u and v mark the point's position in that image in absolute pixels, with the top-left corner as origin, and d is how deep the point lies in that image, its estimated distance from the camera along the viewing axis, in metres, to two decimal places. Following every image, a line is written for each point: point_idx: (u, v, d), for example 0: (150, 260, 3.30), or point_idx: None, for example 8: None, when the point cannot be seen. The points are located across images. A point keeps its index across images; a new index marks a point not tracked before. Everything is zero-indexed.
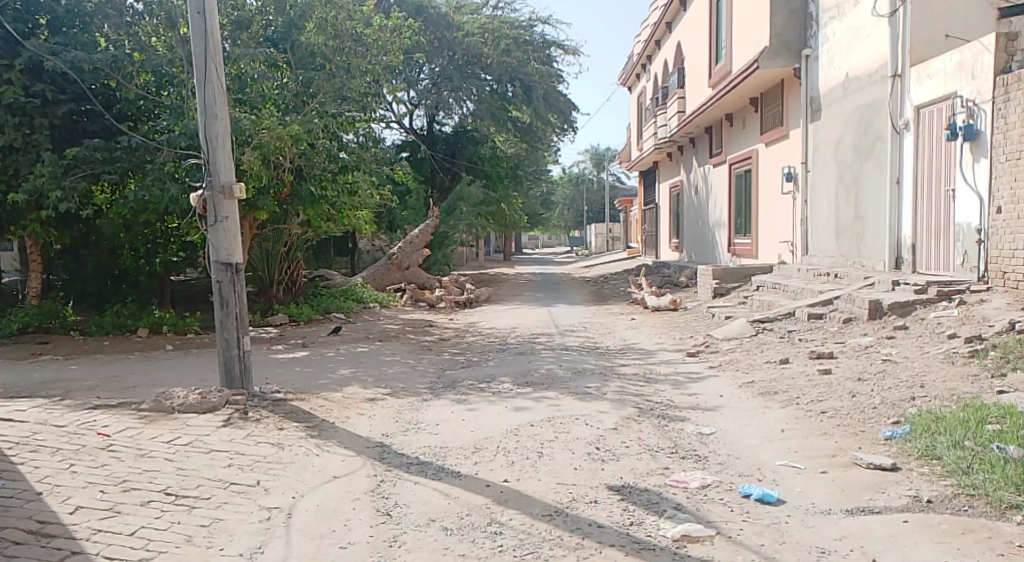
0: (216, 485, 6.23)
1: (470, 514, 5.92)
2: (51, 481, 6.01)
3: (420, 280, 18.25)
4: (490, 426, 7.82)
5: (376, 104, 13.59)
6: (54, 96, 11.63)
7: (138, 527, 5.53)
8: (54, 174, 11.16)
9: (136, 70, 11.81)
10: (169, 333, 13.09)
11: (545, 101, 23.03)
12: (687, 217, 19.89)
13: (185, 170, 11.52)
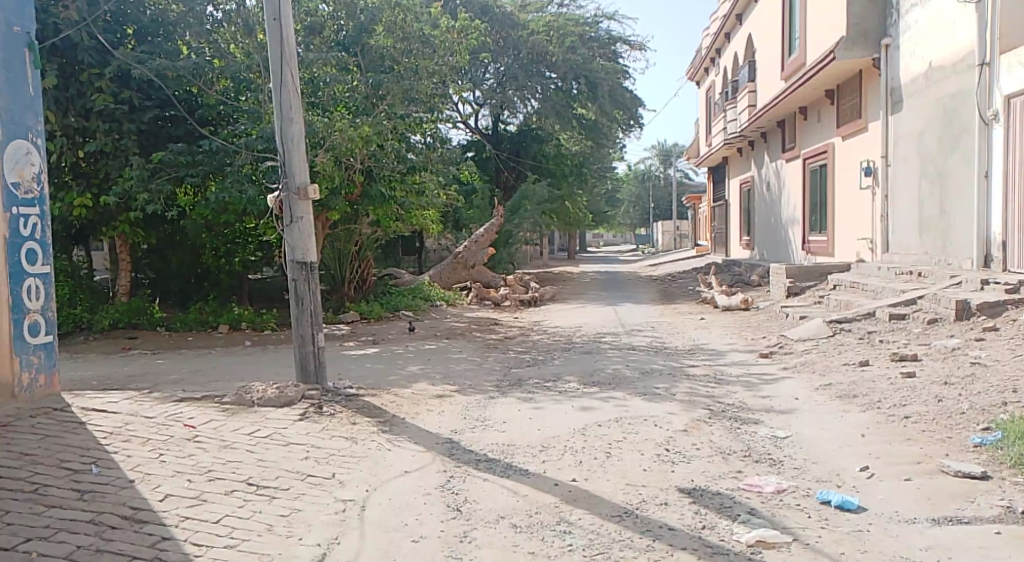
0: (294, 477, 6.37)
1: (539, 512, 5.93)
2: (143, 469, 6.17)
3: (485, 279, 18.33)
4: (558, 425, 7.82)
5: (444, 104, 13.67)
6: (140, 102, 12.02)
7: (222, 515, 5.65)
8: (141, 178, 11.55)
9: (215, 76, 12.18)
10: (247, 330, 13.46)
11: (611, 98, 22.77)
12: (759, 212, 19.55)
13: (262, 172, 11.92)
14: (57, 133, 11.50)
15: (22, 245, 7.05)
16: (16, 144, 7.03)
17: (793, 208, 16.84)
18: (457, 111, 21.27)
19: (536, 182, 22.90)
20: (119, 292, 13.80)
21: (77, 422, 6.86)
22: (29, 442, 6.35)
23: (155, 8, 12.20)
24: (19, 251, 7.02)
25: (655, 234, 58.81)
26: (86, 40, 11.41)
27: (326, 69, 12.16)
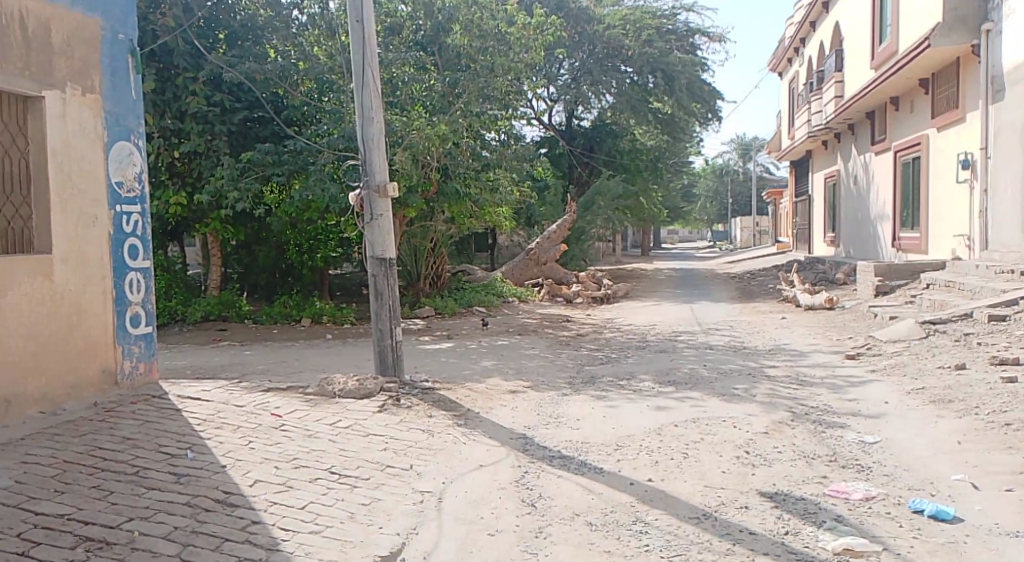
0: (374, 467, 6.48)
1: (614, 510, 5.86)
2: (234, 455, 6.32)
3: (557, 276, 18.25)
4: (633, 424, 7.73)
5: (518, 101, 13.69)
6: (231, 104, 12.49)
7: (307, 502, 5.74)
8: (230, 177, 12.00)
9: (300, 78, 12.58)
10: (328, 324, 13.71)
11: (688, 91, 22.34)
12: (845, 207, 19.01)
13: (342, 171, 12.20)
14: (155, 135, 12.11)
15: (125, 241, 7.28)
16: (120, 145, 7.27)
17: (882, 203, 16.34)
18: (532, 107, 21.28)
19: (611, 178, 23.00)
20: (210, 286, 14.24)
21: (174, 409, 7.07)
22: (131, 426, 6.51)
23: (245, 13, 12.71)
24: (122, 246, 7.25)
25: (733, 231, 57.66)
26: (182, 45, 12.02)
27: (404, 68, 12.31)
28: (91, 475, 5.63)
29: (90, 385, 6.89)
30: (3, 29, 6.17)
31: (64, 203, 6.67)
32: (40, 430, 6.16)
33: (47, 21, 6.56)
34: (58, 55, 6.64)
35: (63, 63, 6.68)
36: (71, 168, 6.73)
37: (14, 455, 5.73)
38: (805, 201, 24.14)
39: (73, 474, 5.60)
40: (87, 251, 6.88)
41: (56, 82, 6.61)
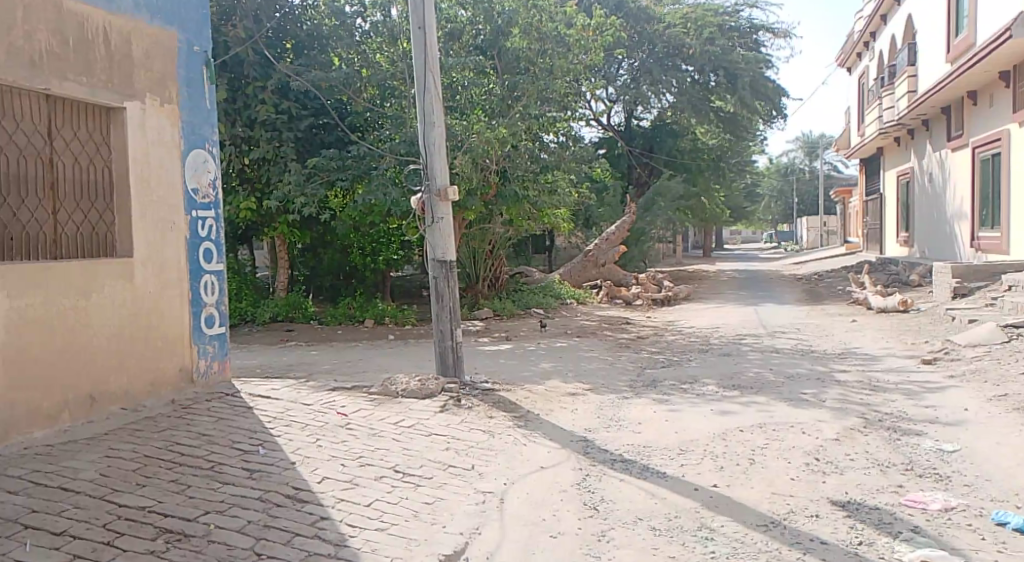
0: (437, 467, 6.49)
1: (679, 516, 5.74)
2: (303, 452, 6.38)
3: (616, 277, 18.13)
4: (697, 428, 7.58)
5: (577, 103, 13.68)
6: (297, 112, 12.77)
7: (373, 499, 5.76)
8: (298, 182, 12.25)
9: (363, 85, 12.63)
10: (390, 325, 13.85)
11: (752, 88, 21.78)
12: (920, 206, 18.46)
13: (404, 175, 12.35)
14: (227, 144, 12.49)
15: (200, 245, 7.40)
16: (195, 153, 7.40)
17: (959, 201, 15.81)
18: (590, 108, 21.17)
19: (673, 178, 22.85)
20: (278, 289, 14.56)
21: (246, 407, 7.18)
22: (206, 423, 6.61)
23: (311, 23, 13.07)
24: (197, 250, 7.37)
25: (798, 230, 56.50)
26: (252, 56, 12.45)
27: (464, 72, 12.37)
28: (170, 469, 5.65)
29: (168, 383, 7.02)
30: (87, 42, 6.33)
31: (144, 209, 6.80)
32: (122, 425, 6.26)
33: (128, 34, 6.71)
34: (138, 67, 6.79)
35: (143, 74, 6.83)
36: (150, 176, 6.87)
37: (98, 448, 5.76)
38: (876, 200, 23.50)
39: (153, 468, 5.62)
40: (166, 255, 7.00)
41: (136, 92, 6.75)
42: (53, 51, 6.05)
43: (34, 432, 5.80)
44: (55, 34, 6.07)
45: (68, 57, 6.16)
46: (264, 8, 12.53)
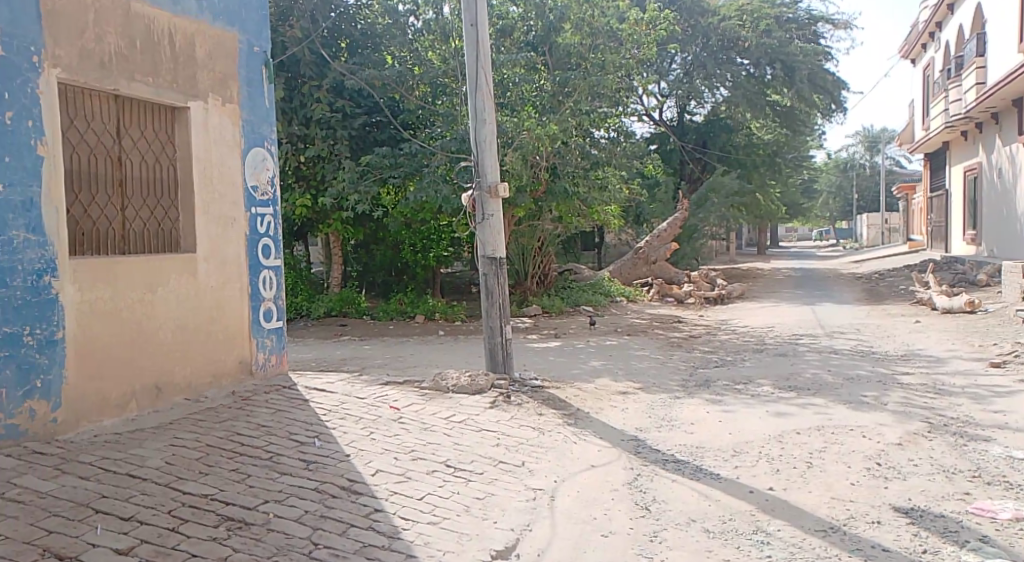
0: (488, 462, 6.47)
1: (734, 518, 5.61)
2: (357, 445, 6.40)
3: (668, 275, 17.94)
4: (752, 430, 7.43)
5: (627, 98, 13.62)
6: (352, 110, 12.90)
7: (426, 493, 5.75)
8: (352, 180, 12.39)
9: (416, 83, 12.74)
10: (440, 321, 13.89)
11: (809, 81, 21.39)
12: (989, 203, 17.90)
13: (455, 172, 12.36)
14: (284, 142, 12.78)
15: (259, 241, 7.48)
16: (255, 152, 7.46)
17: None
18: (642, 103, 20.93)
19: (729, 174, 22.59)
20: (332, 285, 14.76)
21: (302, 399, 7.24)
22: (264, 414, 6.67)
23: (365, 22, 13.15)
24: (257, 246, 7.45)
25: (858, 227, 55.13)
26: (309, 56, 12.59)
27: (514, 69, 12.27)
28: (231, 458, 5.70)
29: (228, 375, 7.13)
30: (153, 43, 6.42)
31: (207, 205, 6.89)
32: (185, 415, 6.35)
33: (191, 35, 6.79)
34: (201, 67, 6.86)
35: (206, 75, 6.91)
36: (212, 173, 6.95)
37: (163, 437, 5.83)
38: (942, 194, 22.76)
39: (215, 457, 5.68)
40: (227, 251, 7.10)
41: (199, 92, 6.83)
42: (122, 53, 6.15)
43: (104, 420, 5.88)
44: (123, 36, 6.16)
45: (135, 58, 6.26)
46: (320, 8, 12.66)
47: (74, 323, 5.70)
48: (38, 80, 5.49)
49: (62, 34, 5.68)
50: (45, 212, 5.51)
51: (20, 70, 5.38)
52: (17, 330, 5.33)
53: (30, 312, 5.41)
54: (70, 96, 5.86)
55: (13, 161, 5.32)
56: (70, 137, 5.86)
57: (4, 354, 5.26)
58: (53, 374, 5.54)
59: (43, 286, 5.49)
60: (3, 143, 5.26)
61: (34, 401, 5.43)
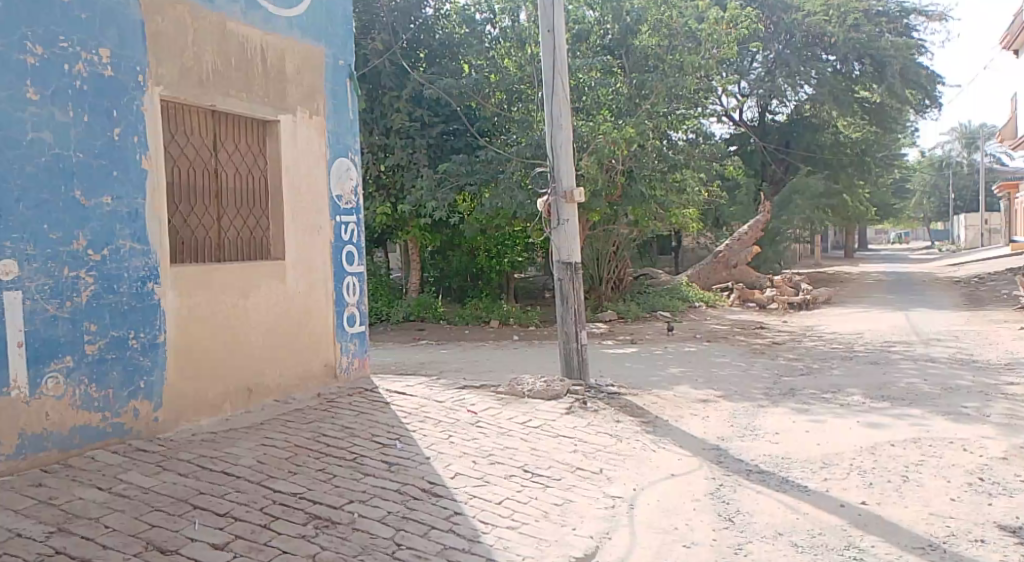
0: (565, 469, 6.36)
1: (823, 533, 5.35)
2: (437, 448, 6.37)
3: (749, 279, 17.55)
4: (841, 441, 7.12)
5: (707, 98, 13.41)
6: (430, 119, 13.08)
7: (505, 498, 5.67)
8: (429, 187, 12.49)
9: (492, 90, 12.71)
10: (515, 325, 13.85)
11: (902, 76, 20.48)
12: None
13: (531, 178, 12.30)
14: (364, 151, 13.04)
15: (343, 248, 7.54)
16: (340, 162, 7.52)
17: None
18: (722, 102, 20.46)
19: (813, 176, 21.97)
20: (411, 291, 14.94)
21: (384, 403, 7.25)
22: (348, 416, 6.70)
23: (443, 32, 13.32)
24: (341, 253, 7.51)
25: (956, 230, 52.68)
26: (390, 68, 12.84)
27: (590, 73, 12.21)
28: (318, 459, 5.73)
29: (315, 377, 7.19)
30: (247, 61, 6.53)
31: (295, 213, 6.99)
32: (274, 416, 6.42)
33: (282, 52, 6.89)
34: (291, 82, 6.96)
35: (295, 89, 7.00)
36: (301, 183, 7.04)
37: (255, 437, 5.91)
38: None
39: (303, 457, 5.72)
40: (314, 257, 7.18)
41: (289, 106, 6.93)
42: (219, 70, 6.27)
43: (200, 420, 5.98)
44: (220, 54, 6.28)
45: (231, 76, 6.37)
46: (400, 21, 12.93)
47: (174, 327, 5.82)
48: (143, 97, 5.62)
49: (165, 54, 5.81)
50: (148, 223, 5.64)
51: (127, 88, 5.52)
52: (124, 334, 5.46)
53: (135, 317, 5.53)
54: (171, 111, 5.99)
55: (120, 175, 5.46)
56: (171, 151, 5.99)
57: (112, 356, 5.38)
58: (155, 375, 5.67)
59: (148, 292, 5.63)
60: (111, 158, 5.40)
61: (138, 402, 5.55)
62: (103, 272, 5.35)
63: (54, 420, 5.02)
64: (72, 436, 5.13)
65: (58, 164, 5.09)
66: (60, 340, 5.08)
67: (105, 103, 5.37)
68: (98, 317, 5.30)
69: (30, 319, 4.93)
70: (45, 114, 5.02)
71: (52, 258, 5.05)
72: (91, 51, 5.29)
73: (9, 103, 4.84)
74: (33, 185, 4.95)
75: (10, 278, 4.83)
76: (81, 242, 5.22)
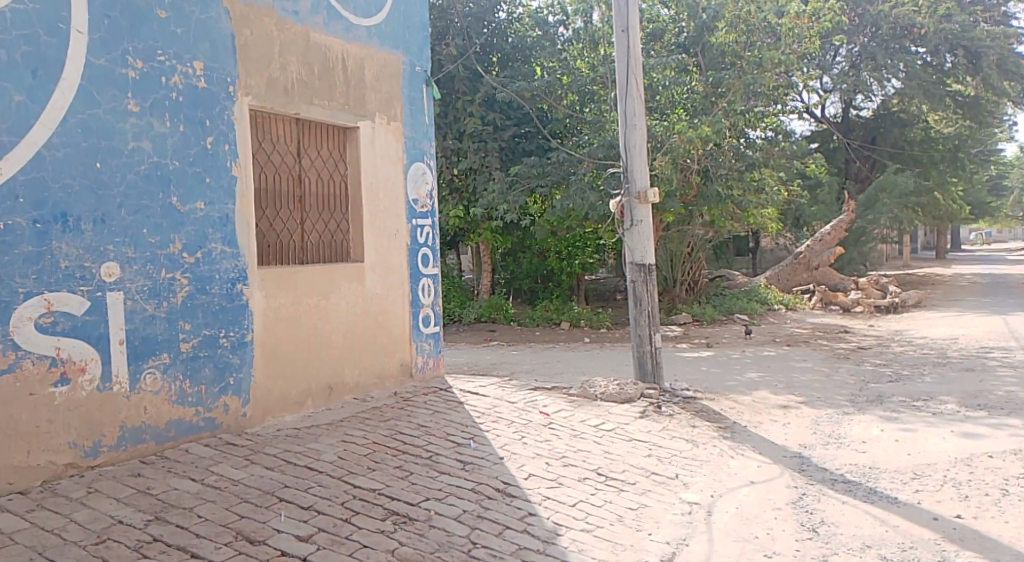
0: (640, 473, 6.20)
1: (915, 547, 5.06)
2: (511, 448, 6.29)
3: (831, 282, 16.99)
4: (933, 451, 6.76)
5: (787, 95, 12.95)
6: (502, 122, 13.02)
7: (579, 500, 5.55)
8: (501, 190, 12.47)
9: (564, 92, 12.61)
10: (586, 328, 13.66)
11: (999, 68, 19.34)
12: None
13: (603, 180, 12.09)
14: (437, 154, 13.11)
15: (419, 250, 7.53)
16: (416, 166, 7.51)
17: None
18: (802, 98, 19.86)
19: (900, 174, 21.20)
20: (482, 292, 14.97)
21: (459, 402, 7.20)
22: (424, 415, 6.67)
23: (516, 35, 13.28)
24: (417, 255, 7.50)
25: None
26: (463, 72, 12.87)
27: (664, 72, 11.94)
28: (395, 456, 5.70)
29: (391, 376, 7.19)
30: (329, 70, 6.58)
31: (374, 217, 6.99)
32: (354, 413, 6.43)
33: (362, 60, 6.91)
34: (370, 88, 6.98)
35: (373, 96, 7.02)
36: (379, 186, 7.06)
37: (336, 433, 5.92)
38: None
39: (381, 454, 5.70)
40: (391, 259, 7.18)
41: (368, 113, 6.95)
42: (303, 79, 6.32)
43: (285, 416, 6.03)
44: (304, 64, 6.33)
45: (314, 85, 6.42)
46: (473, 26, 12.92)
47: (261, 325, 5.88)
48: (233, 107, 5.70)
49: (253, 66, 5.88)
50: (237, 226, 5.71)
51: (218, 99, 5.59)
52: (215, 333, 5.53)
53: (226, 316, 5.61)
54: (259, 120, 6.06)
55: (212, 181, 5.54)
56: (258, 158, 6.05)
57: (205, 354, 5.46)
58: (243, 372, 5.73)
59: (237, 293, 5.70)
60: (204, 165, 5.47)
61: (228, 397, 5.61)
62: (196, 274, 5.43)
63: (152, 414, 5.11)
64: (168, 430, 5.21)
65: (156, 172, 5.18)
66: (157, 338, 5.17)
67: (198, 113, 5.45)
68: (192, 317, 5.38)
69: (130, 319, 5.02)
70: (144, 125, 5.12)
71: (150, 261, 5.14)
72: (186, 64, 5.37)
73: (112, 115, 4.94)
74: (132, 192, 5.05)
75: (112, 279, 4.93)
76: (176, 246, 5.31)
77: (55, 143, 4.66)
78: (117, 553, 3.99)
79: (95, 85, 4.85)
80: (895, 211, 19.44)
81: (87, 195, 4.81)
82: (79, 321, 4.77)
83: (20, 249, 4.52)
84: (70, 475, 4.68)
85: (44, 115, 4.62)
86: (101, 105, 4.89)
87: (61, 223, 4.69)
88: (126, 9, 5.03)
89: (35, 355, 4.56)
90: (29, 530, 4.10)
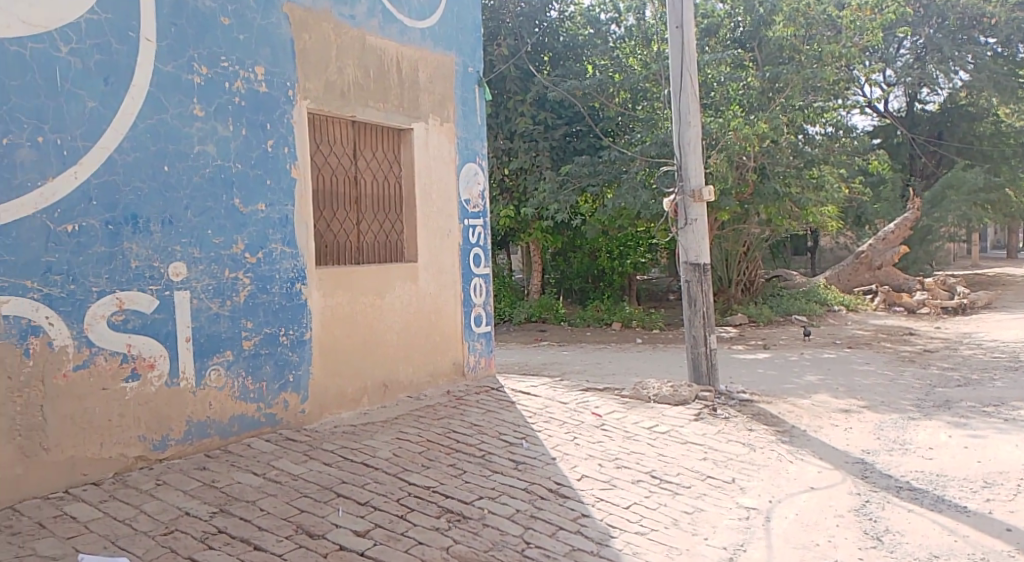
0: (695, 476, 6.03)
1: (986, 559, 4.82)
2: (563, 449, 6.18)
3: (894, 282, 16.47)
4: (1005, 459, 6.45)
5: (848, 89, 12.61)
6: (553, 122, 12.90)
7: (633, 503, 5.42)
8: (552, 190, 12.36)
9: (616, 90, 12.42)
10: (638, 328, 13.45)
11: None
12: None
13: (656, 177, 11.85)
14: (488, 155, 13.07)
15: (471, 251, 7.47)
16: (468, 167, 7.45)
17: None
18: (864, 93, 19.38)
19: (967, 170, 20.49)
20: (532, 292, 14.89)
21: (510, 402, 7.12)
22: (476, 414, 6.60)
23: (568, 34, 13.12)
24: (469, 255, 7.44)
25: None
26: (514, 72, 12.83)
27: (720, 68, 11.81)
28: (448, 454, 5.64)
29: (444, 375, 7.14)
30: (385, 73, 6.55)
31: (428, 217, 6.95)
32: (408, 411, 6.39)
33: (416, 62, 6.87)
34: (424, 90, 6.94)
35: (427, 99, 6.98)
36: (433, 187, 7.01)
37: (391, 431, 5.88)
38: None
39: (435, 452, 5.64)
40: (444, 258, 7.13)
41: (422, 115, 6.91)
42: (359, 84, 6.30)
43: (341, 413, 6.02)
44: (360, 69, 6.31)
45: (369, 88, 6.40)
46: (524, 25, 12.87)
47: (319, 324, 5.88)
48: (293, 111, 5.70)
49: (311, 70, 5.87)
50: (297, 227, 5.71)
51: (279, 103, 5.60)
52: (275, 331, 5.53)
53: (285, 315, 5.61)
54: (317, 123, 6.06)
55: (273, 184, 5.54)
56: (316, 160, 6.05)
57: (265, 351, 5.47)
58: (302, 370, 5.72)
59: (296, 292, 5.70)
60: (265, 168, 5.48)
61: (288, 394, 5.62)
62: (258, 273, 5.44)
63: (216, 410, 5.13)
64: (231, 425, 5.23)
65: (220, 175, 5.20)
66: (222, 336, 5.18)
67: (260, 118, 5.47)
68: (253, 315, 5.39)
69: (196, 318, 5.04)
70: (209, 129, 5.14)
71: (215, 261, 5.16)
72: (249, 69, 5.39)
73: (179, 120, 4.97)
74: (198, 194, 5.07)
75: (179, 279, 4.96)
76: (239, 246, 5.32)
77: (126, 147, 4.70)
78: (185, 543, 3.99)
79: (163, 90, 4.89)
80: (962, 209, 18.85)
81: (156, 198, 4.85)
82: (148, 319, 4.80)
83: (93, 250, 4.56)
84: (138, 467, 4.72)
85: (117, 119, 4.67)
86: (169, 110, 4.92)
87: (132, 224, 4.73)
88: (193, 17, 5.06)
89: (109, 351, 4.61)
90: (102, 520, 4.14)
